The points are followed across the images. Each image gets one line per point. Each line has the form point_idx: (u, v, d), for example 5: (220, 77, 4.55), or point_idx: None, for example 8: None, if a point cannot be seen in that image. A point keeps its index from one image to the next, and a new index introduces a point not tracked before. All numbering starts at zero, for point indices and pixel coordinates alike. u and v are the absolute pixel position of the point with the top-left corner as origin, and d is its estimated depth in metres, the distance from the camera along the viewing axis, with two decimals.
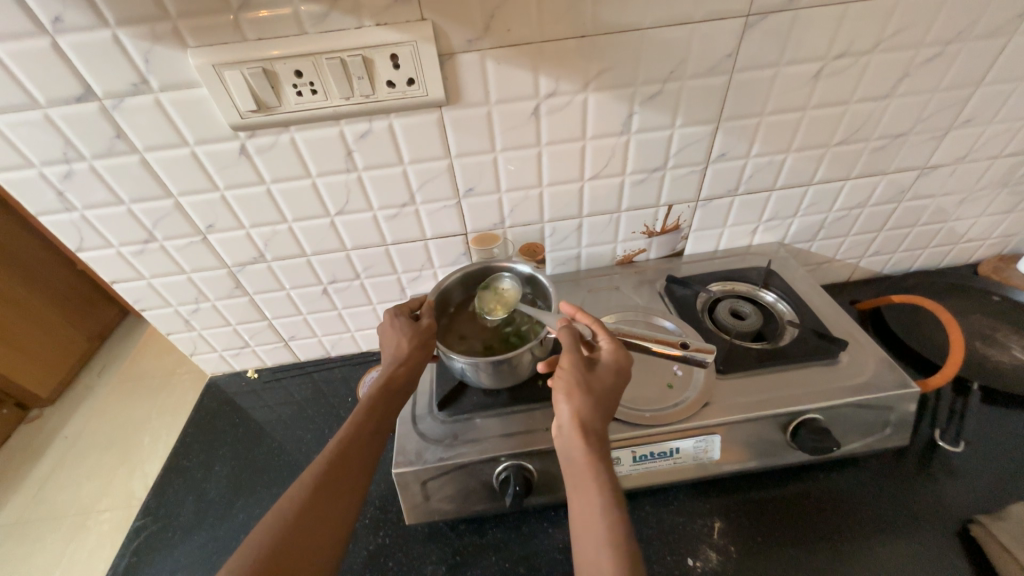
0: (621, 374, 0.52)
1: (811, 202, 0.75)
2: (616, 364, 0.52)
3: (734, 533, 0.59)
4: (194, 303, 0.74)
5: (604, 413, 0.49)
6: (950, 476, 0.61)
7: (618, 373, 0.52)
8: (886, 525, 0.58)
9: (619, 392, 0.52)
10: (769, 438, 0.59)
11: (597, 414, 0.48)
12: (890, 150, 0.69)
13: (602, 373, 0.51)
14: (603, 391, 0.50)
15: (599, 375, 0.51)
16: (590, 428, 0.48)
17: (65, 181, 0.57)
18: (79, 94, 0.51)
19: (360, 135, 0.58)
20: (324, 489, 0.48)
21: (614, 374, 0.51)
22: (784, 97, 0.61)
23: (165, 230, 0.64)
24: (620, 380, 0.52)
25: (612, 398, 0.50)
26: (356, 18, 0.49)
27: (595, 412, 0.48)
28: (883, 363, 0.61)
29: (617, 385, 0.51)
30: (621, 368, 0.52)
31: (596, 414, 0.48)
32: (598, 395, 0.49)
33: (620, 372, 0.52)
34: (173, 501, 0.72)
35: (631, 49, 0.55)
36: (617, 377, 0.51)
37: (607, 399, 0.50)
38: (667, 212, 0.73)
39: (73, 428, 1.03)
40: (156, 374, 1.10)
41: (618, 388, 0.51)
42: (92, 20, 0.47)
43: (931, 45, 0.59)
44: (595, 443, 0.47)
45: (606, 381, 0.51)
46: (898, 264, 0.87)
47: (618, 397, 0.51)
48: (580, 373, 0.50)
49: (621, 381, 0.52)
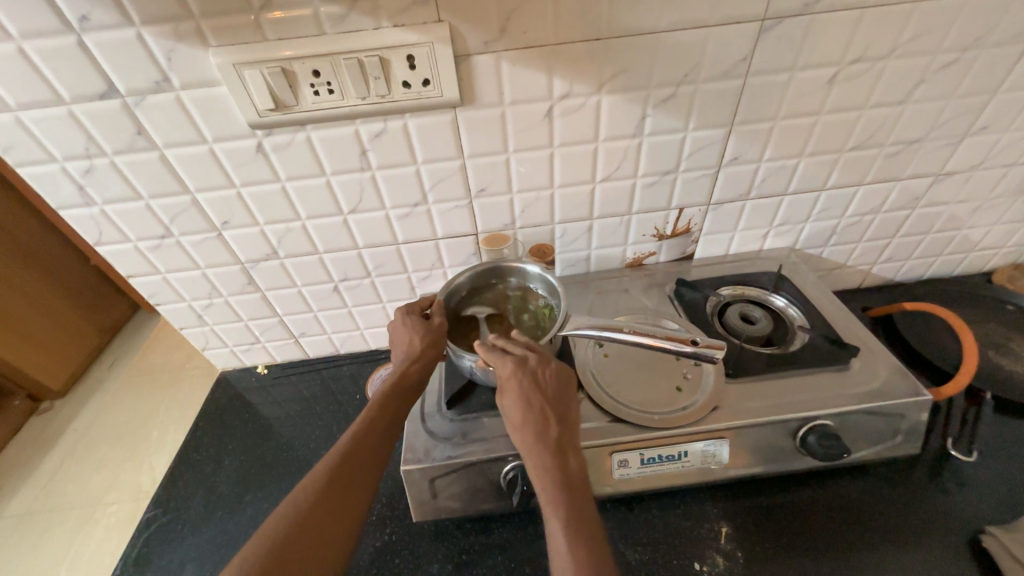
0: (516, 384, 0.51)
1: (823, 207, 0.74)
2: (510, 379, 0.51)
3: (742, 538, 0.59)
4: (207, 298, 0.75)
5: (529, 436, 0.49)
6: (961, 486, 0.61)
7: (514, 387, 0.51)
8: (896, 535, 0.58)
9: (534, 397, 0.50)
10: (778, 444, 0.58)
11: (525, 441, 0.49)
12: (905, 156, 0.69)
13: (507, 398, 0.51)
14: (514, 416, 0.50)
15: (506, 399, 0.51)
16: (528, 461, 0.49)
17: (86, 176, 0.59)
18: (102, 91, 0.52)
19: (374, 134, 0.59)
20: (336, 483, 0.48)
21: (515, 387, 0.51)
22: (798, 101, 0.61)
23: (182, 226, 0.65)
24: (525, 387, 0.51)
25: (529, 414, 0.50)
26: (375, 19, 0.50)
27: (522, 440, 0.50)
28: (894, 371, 0.61)
29: (524, 396, 0.50)
30: (517, 378, 0.51)
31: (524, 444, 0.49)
32: (514, 422, 0.50)
33: (516, 383, 0.51)
34: (182, 494, 0.73)
35: (646, 52, 0.55)
36: (515, 390, 0.51)
37: (522, 419, 0.50)
38: (678, 215, 0.73)
39: (84, 420, 1.05)
40: (165, 368, 1.12)
41: (527, 398, 0.50)
42: (117, 19, 0.48)
43: (948, 51, 0.58)
44: (534, 469, 0.48)
45: (514, 402, 0.50)
46: (910, 271, 0.86)
47: (534, 403, 0.50)
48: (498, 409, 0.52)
49: (530, 386, 0.51)
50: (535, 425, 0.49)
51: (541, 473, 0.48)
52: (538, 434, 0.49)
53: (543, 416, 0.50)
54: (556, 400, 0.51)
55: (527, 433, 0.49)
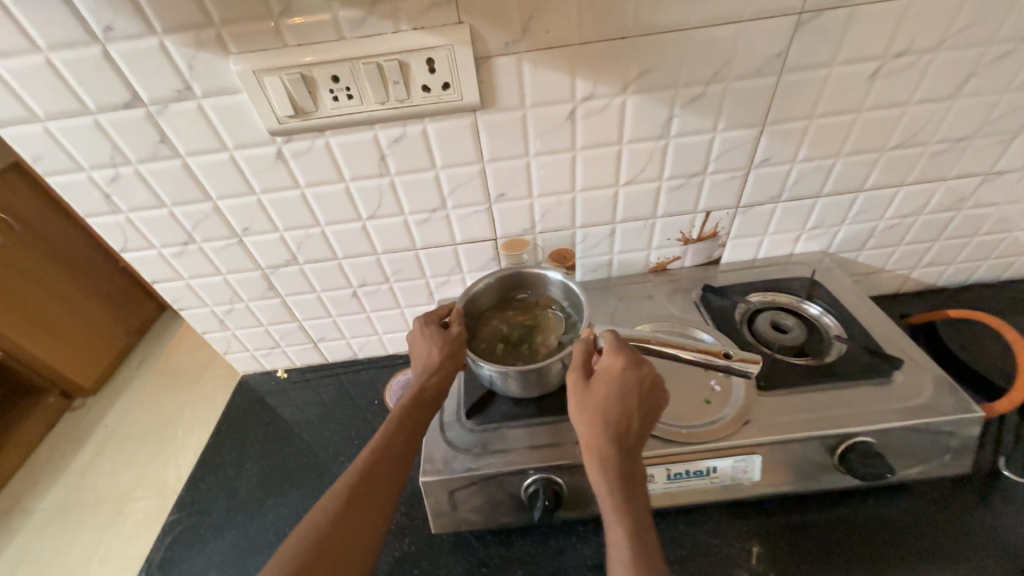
0: (618, 382, 0.48)
1: (860, 209, 0.71)
2: (613, 377, 0.48)
3: (775, 559, 0.56)
4: (228, 304, 0.76)
5: (611, 434, 0.46)
6: (1016, 509, 0.57)
7: (616, 384, 0.48)
8: (944, 560, 0.54)
9: (629, 402, 0.47)
10: (814, 462, 0.55)
11: (601, 437, 0.46)
12: (951, 155, 0.65)
13: (600, 391, 0.48)
14: (604, 411, 0.47)
15: (598, 390, 0.48)
16: (597, 452, 0.46)
17: (112, 184, 0.59)
18: (126, 100, 0.52)
19: (393, 139, 0.58)
20: (354, 504, 0.47)
21: (616, 385, 0.48)
22: (836, 99, 0.58)
23: (204, 233, 0.66)
24: (625, 389, 0.47)
25: (619, 414, 0.47)
26: (394, 22, 0.49)
27: (599, 435, 0.46)
28: (941, 385, 0.57)
29: (621, 396, 0.47)
30: (622, 377, 0.48)
31: (599, 440, 0.46)
32: (597, 418, 0.47)
33: (620, 382, 0.48)
34: (205, 497, 0.73)
35: (675, 50, 0.53)
36: (616, 387, 0.47)
37: (610, 419, 0.47)
38: (705, 218, 0.70)
39: (113, 418, 1.07)
40: (190, 368, 1.14)
41: (624, 399, 0.47)
42: (140, 28, 0.48)
43: (1003, 42, 0.54)
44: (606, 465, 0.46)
45: (608, 399, 0.47)
46: (954, 276, 0.81)
47: (627, 406, 0.47)
48: (580, 393, 0.48)
49: (631, 389, 0.47)
50: (620, 425, 0.47)
51: (610, 468, 0.45)
52: (617, 434, 0.46)
53: (633, 420, 0.47)
54: (649, 409, 0.48)
55: (607, 432, 0.46)
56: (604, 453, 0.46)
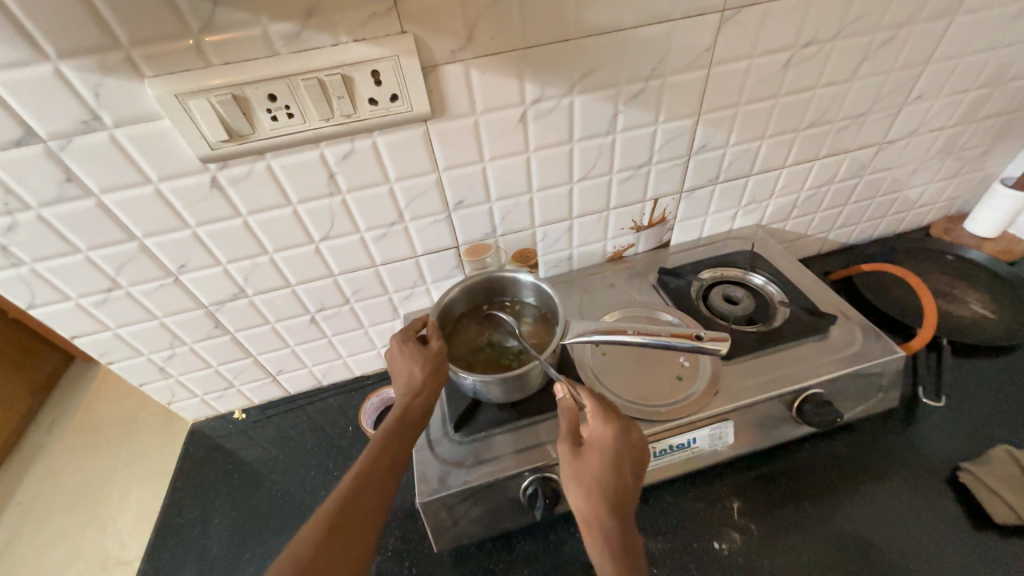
0: (609, 447, 0.49)
1: (785, 184, 0.78)
2: (603, 442, 0.50)
3: (754, 511, 0.61)
4: (168, 349, 0.69)
5: (607, 503, 0.47)
6: (934, 428, 0.67)
7: (609, 451, 0.49)
8: (887, 484, 0.62)
9: (620, 466, 0.49)
10: (776, 417, 0.61)
11: (602, 508, 0.47)
12: (854, 129, 0.73)
13: (595, 459, 0.49)
14: (597, 479, 0.48)
15: (589, 458, 0.49)
16: (595, 524, 0.47)
17: (8, 234, 0.51)
18: (18, 137, 0.45)
19: (342, 156, 0.55)
20: (336, 532, 0.44)
21: (609, 453, 0.49)
22: (758, 87, 0.63)
23: (131, 275, 0.59)
24: (618, 456, 0.49)
25: (616, 482, 0.48)
26: (332, 34, 0.46)
27: (600, 507, 0.47)
28: (868, 332, 0.65)
29: (615, 464, 0.49)
30: (611, 442, 0.50)
31: (601, 511, 0.46)
32: (597, 489, 0.47)
33: (614, 448, 0.49)
34: (171, 564, 0.67)
35: (615, 49, 0.54)
36: (606, 453, 0.49)
37: (609, 489, 0.48)
38: (654, 205, 0.74)
39: (27, 491, 0.93)
40: (118, 423, 1.02)
41: (618, 466, 0.49)
42: (27, 54, 0.41)
43: (887, 29, 0.62)
44: (606, 535, 0.46)
45: (601, 467, 0.48)
46: (862, 233, 0.93)
47: (620, 470, 0.49)
48: (572, 464, 0.49)
49: (623, 454, 0.50)
50: (617, 494, 0.48)
51: (611, 538, 0.46)
52: (615, 503, 0.47)
53: (628, 486, 0.49)
54: (637, 473, 0.50)
55: (606, 500, 0.47)
56: (606, 524, 0.46)
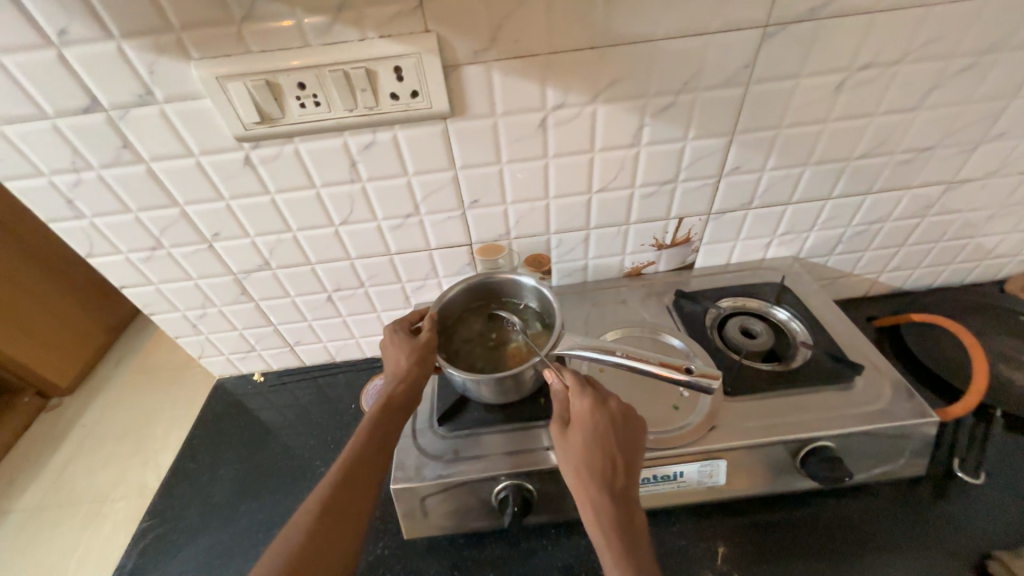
0: (591, 424, 0.50)
1: (829, 216, 0.72)
2: (584, 418, 0.50)
3: (739, 560, 0.58)
4: (200, 308, 0.75)
5: (594, 480, 0.48)
6: (968, 507, 0.59)
7: (588, 427, 0.50)
8: (899, 557, 0.56)
9: (605, 442, 0.49)
10: (777, 465, 0.57)
11: (587, 481, 0.48)
12: (916, 164, 0.66)
13: (578, 435, 0.50)
14: (582, 456, 0.49)
15: (573, 435, 0.50)
16: (585, 500, 0.48)
17: (73, 189, 0.58)
18: (86, 105, 0.51)
19: (364, 146, 0.57)
20: (328, 519, 0.47)
21: (590, 428, 0.50)
22: (803, 110, 0.59)
23: (172, 237, 0.65)
24: (600, 430, 0.49)
25: (601, 457, 0.48)
26: (360, 30, 0.48)
27: (587, 482, 0.48)
28: (899, 389, 0.59)
29: (597, 439, 0.49)
30: (593, 418, 0.50)
31: (587, 486, 0.48)
32: (581, 463, 0.49)
33: (593, 423, 0.50)
34: (178, 504, 0.73)
35: (644, 60, 0.53)
36: (589, 429, 0.49)
37: (593, 464, 0.48)
38: (678, 224, 0.71)
39: (90, 417, 1.05)
40: (170, 367, 1.13)
41: (599, 440, 0.49)
42: (97, 32, 0.46)
43: (964, 56, 0.55)
44: (596, 510, 0.47)
45: (584, 443, 0.49)
46: (920, 279, 0.84)
47: (606, 446, 0.49)
48: (560, 442, 0.51)
49: (605, 428, 0.49)
50: (603, 468, 0.48)
51: (601, 513, 0.47)
52: (601, 477, 0.48)
53: (614, 459, 0.48)
54: (627, 445, 0.49)
55: (592, 477, 0.48)
56: (593, 497, 0.47)
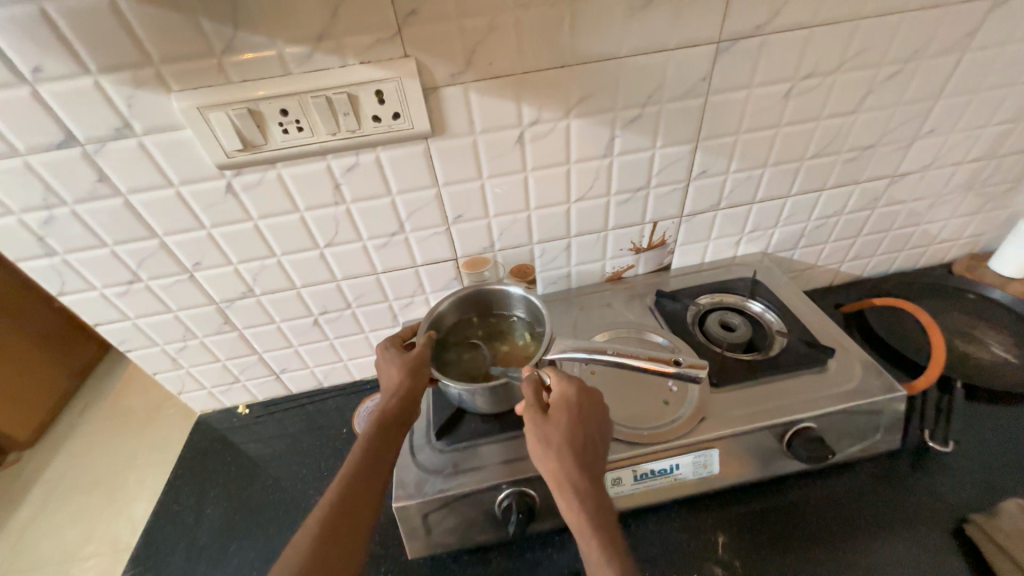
0: (576, 410, 0.51)
1: (790, 212, 0.77)
2: (570, 404, 0.51)
3: (738, 547, 0.59)
4: (180, 341, 0.73)
5: (578, 462, 0.48)
6: (941, 475, 0.63)
7: (572, 410, 0.51)
8: (884, 529, 0.59)
9: (588, 427, 0.51)
10: (765, 450, 0.60)
11: (569, 462, 0.48)
12: (862, 161, 0.72)
13: (563, 419, 0.50)
14: (568, 440, 0.49)
15: (558, 419, 0.51)
16: (567, 482, 0.48)
17: (45, 226, 0.56)
18: (60, 140, 0.50)
19: (347, 168, 0.58)
20: (325, 543, 0.46)
21: (572, 411, 0.51)
22: (758, 116, 0.64)
23: (150, 270, 0.63)
24: (583, 413, 0.51)
25: (584, 441, 0.50)
26: (341, 57, 0.50)
27: (570, 464, 0.48)
28: (869, 368, 0.63)
29: (579, 421, 0.51)
30: (578, 404, 0.51)
31: (572, 468, 0.48)
32: (564, 445, 0.49)
33: (576, 407, 0.51)
34: (163, 549, 0.69)
35: (611, 76, 0.56)
36: (574, 414, 0.51)
37: (575, 446, 0.49)
38: (653, 228, 0.75)
39: (55, 469, 0.99)
40: (144, 409, 1.08)
41: (581, 423, 0.51)
42: (73, 68, 0.46)
43: (892, 63, 0.62)
44: (579, 491, 0.47)
45: (570, 427, 0.50)
46: (877, 267, 0.90)
47: (589, 431, 0.51)
48: (541, 427, 0.50)
49: (586, 412, 0.51)
50: (586, 452, 0.49)
51: (583, 494, 0.47)
52: (582, 457, 0.49)
53: (593, 441, 0.50)
54: (602, 429, 0.52)
55: (577, 459, 0.48)
56: (575, 478, 0.48)
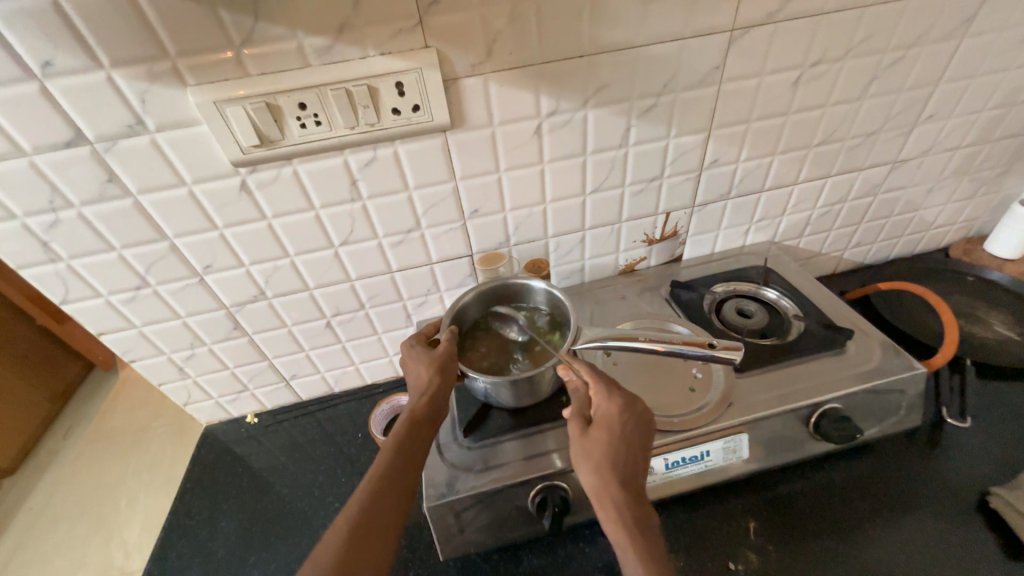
0: (618, 423, 0.50)
1: (797, 200, 0.79)
2: (612, 418, 0.50)
3: (770, 532, 0.59)
4: (188, 349, 0.71)
5: (620, 478, 0.47)
6: (961, 451, 0.64)
7: (619, 427, 0.49)
8: (912, 507, 0.60)
9: (630, 440, 0.49)
10: (793, 434, 0.60)
11: (610, 480, 0.47)
12: (865, 147, 0.74)
13: (603, 433, 0.49)
14: (608, 453, 0.48)
15: (598, 433, 0.49)
16: (606, 496, 0.47)
17: (50, 231, 0.54)
18: (68, 138, 0.49)
19: (364, 163, 0.57)
20: (352, 549, 0.44)
21: (619, 428, 0.49)
22: (768, 103, 0.65)
23: (159, 274, 0.61)
24: (629, 430, 0.50)
25: (626, 455, 0.48)
26: (361, 48, 0.49)
27: (611, 479, 0.47)
28: (886, 348, 0.64)
29: (626, 438, 0.49)
30: (621, 418, 0.50)
31: (612, 483, 0.47)
32: (609, 462, 0.48)
33: (624, 423, 0.50)
34: (176, 566, 0.66)
35: (627, 66, 0.57)
36: (616, 428, 0.49)
37: (618, 463, 0.48)
38: (666, 219, 0.75)
39: (38, 498, 0.92)
40: (130, 431, 1.01)
41: (628, 439, 0.49)
42: (85, 63, 0.45)
43: (895, 50, 0.63)
44: (619, 507, 0.46)
45: (609, 440, 0.49)
46: (878, 253, 0.92)
47: (631, 444, 0.49)
48: (580, 442, 0.50)
49: (633, 430, 0.50)
50: (628, 467, 0.48)
51: (624, 509, 0.46)
52: (627, 476, 0.48)
53: (637, 459, 0.49)
54: (648, 446, 0.51)
55: (618, 473, 0.47)
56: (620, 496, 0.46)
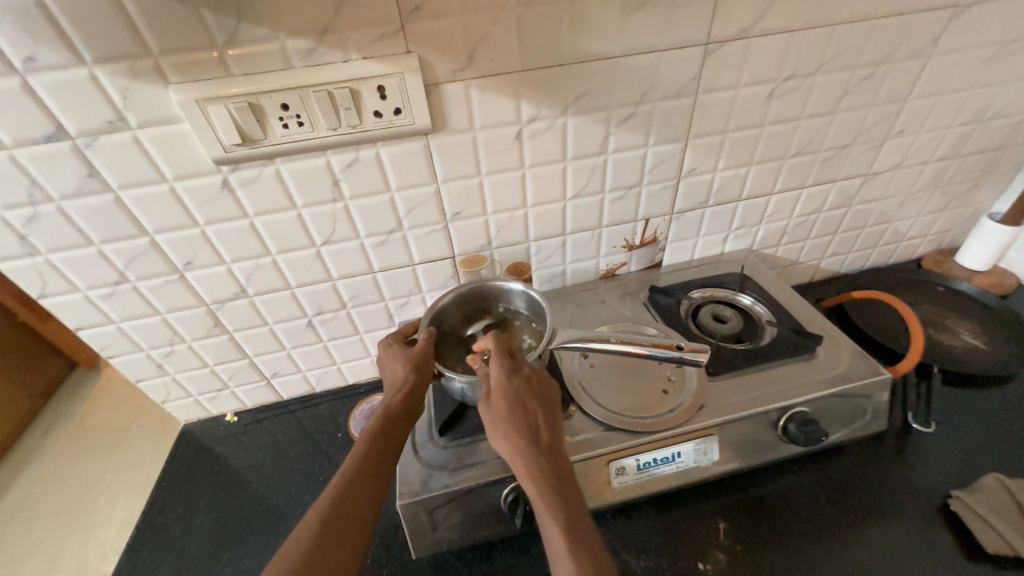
0: (507, 389, 0.52)
1: (774, 209, 0.81)
2: (502, 385, 0.52)
3: (739, 533, 0.60)
4: (167, 345, 0.70)
5: (520, 440, 0.49)
6: (926, 456, 0.66)
7: (508, 394, 0.51)
8: (877, 510, 0.61)
9: (523, 401, 0.52)
10: (762, 437, 0.61)
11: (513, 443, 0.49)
12: (839, 159, 0.76)
13: (500, 400, 0.51)
14: (505, 419, 0.50)
15: (497, 401, 0.52)
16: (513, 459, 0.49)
17: (29, 225, 0.54)
18: (49, 133, 0.49)
19: (346, 164, 0.58)
20: (323, 544, 0.44)
21: (512, 395, 0.52)
22: (743, 115, 0.67)
23: (138, 270, 0.61)
24: (522, 394, 0.52)
25: (523, 416, 0.51)
26: (343, 52, 0.50)
27: (513, 443, 0.49)
28: (855, 355, 0.66)
29: (521, 405, 0.51)
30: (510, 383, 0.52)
31: (514, 445, 0.49)
32: (511, 431, 0.50)
33: (514, 390, 0.52)
34: (148, 563, 0.66)
35: (606, 76, 0.59)
36: (507, 394, 0.51)
37: (517, 426, 0.50)
38: (645, 225, 0.77)
39: (14, 496, 0.91)
40: (110, 429, 1.00)
41: (522, 405, 0.51)
42: (67, 58, 0.45)
43: (865, 66, 0.66)
44: (524, 466, 0.48)
45: (506, 405, 0.51)
46: (853, 262, 0.94)
47: (526, 405, 0.51)
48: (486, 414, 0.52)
49: (525, 393, 0.52)
50: (528, 426, 0.50)
51: (531, 467, 0.48)
52: (532, 440, 0.49)
53: (538, 417, 0.51)
54: (548, 404, 0.53)
55: (518, 435, 0.50)
56: (530, 460, 0.48)
